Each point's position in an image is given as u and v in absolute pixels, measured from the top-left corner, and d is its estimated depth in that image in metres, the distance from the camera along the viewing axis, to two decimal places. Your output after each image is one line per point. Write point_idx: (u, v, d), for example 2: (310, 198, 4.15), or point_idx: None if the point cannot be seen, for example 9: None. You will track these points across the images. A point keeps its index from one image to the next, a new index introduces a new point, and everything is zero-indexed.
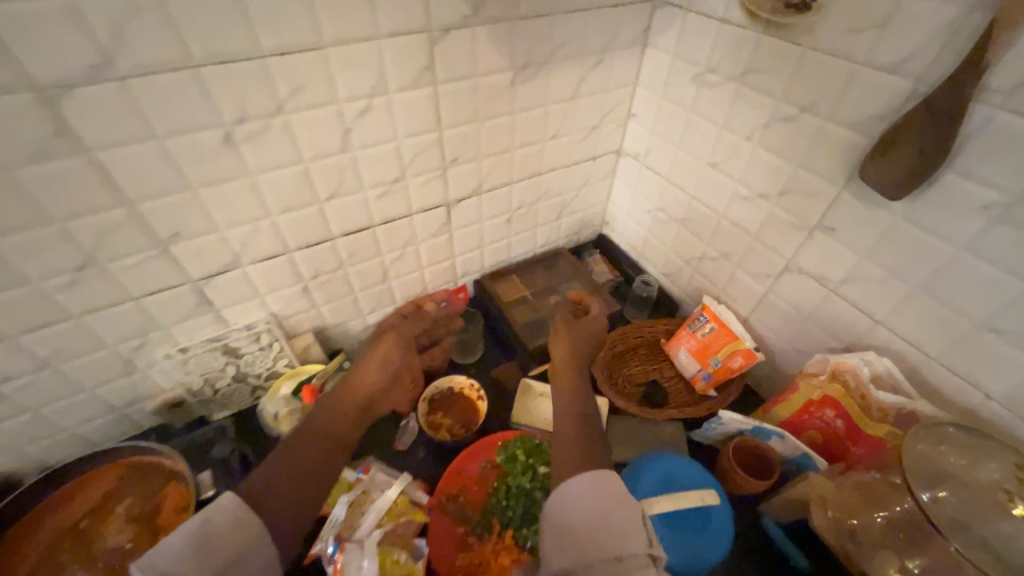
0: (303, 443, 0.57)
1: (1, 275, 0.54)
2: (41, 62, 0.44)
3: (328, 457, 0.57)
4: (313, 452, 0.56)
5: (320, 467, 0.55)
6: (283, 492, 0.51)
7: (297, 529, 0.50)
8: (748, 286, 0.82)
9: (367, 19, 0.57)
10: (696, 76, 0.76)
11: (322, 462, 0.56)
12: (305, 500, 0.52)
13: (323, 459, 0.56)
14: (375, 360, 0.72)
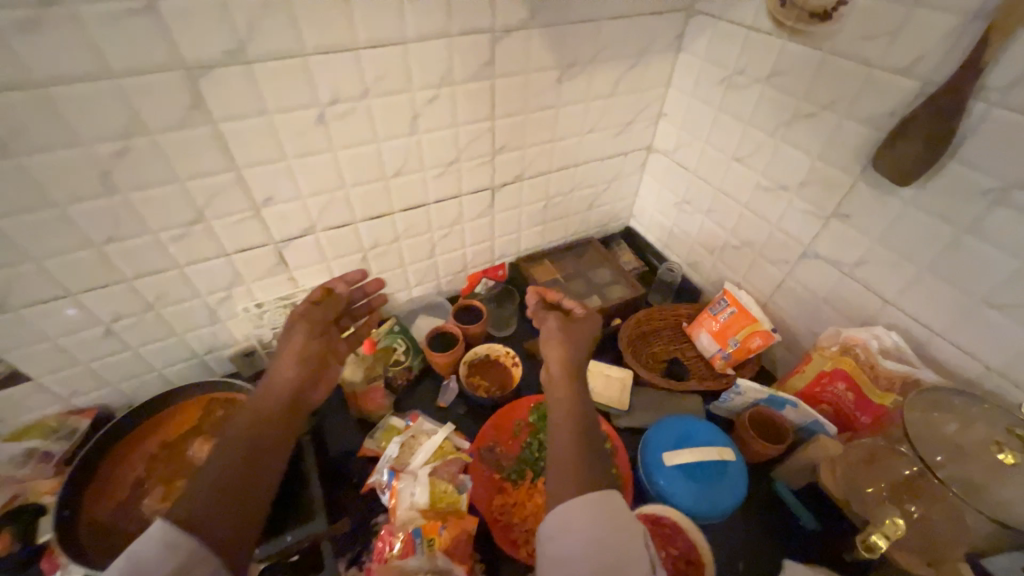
0: (228, 457, 0.47)
1: (132, 223, 0.65)
2: (192, 46, 0.55)
3: (256, 471, 0.48)
4: (241, 466, 0.47)
5: (253, 484, 0.47)
6: (213, 512, 0.43)
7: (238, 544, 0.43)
8: (768, 272, 0.89)
9: (443, 19, 0.67)
10: (724, 78, 0.84)
11: (250, 475, 0.47)
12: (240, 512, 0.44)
13: (253, 472, 0.48)
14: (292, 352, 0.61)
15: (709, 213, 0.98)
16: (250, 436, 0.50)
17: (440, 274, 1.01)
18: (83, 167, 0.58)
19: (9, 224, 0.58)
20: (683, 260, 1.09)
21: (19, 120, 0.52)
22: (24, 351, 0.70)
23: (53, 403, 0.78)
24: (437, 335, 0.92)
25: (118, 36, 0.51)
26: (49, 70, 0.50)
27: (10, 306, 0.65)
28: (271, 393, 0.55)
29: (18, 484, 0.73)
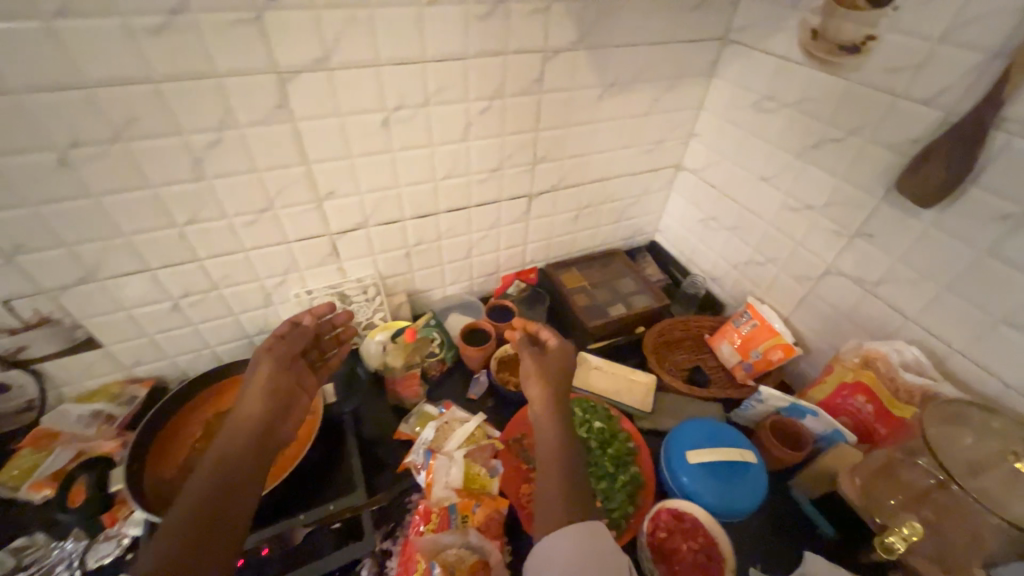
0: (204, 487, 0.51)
1: (211, 208, 0.71)
2: (285, 54, 0.62)
3: (226, 500, 0.50)
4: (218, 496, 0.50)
5: (225, 511, 0.49)
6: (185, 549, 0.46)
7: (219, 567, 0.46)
8: (791, 288, 0.93)
9: (502, 39, 0.74)
10: (755, 103, 0.90)
11: (221, 504, 0.50)
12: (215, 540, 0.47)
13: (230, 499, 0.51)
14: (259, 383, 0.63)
15: (734, 229, 1.02)
16: (217, 468, 0.52)
17: (474, 275, 1.07)
18: (179, 154, 0.64)
19: (109, 201, 0.65)
20: (707, 274, 1.13)
21: (134, 110, 0.59)
22: (101, 320, 0.76)
23: (117, 371, 0.84)
24: (470, 331, 0.97)
25: (226, 43, 0.58)
26: (166, 69, 0.58)
27: (96, 276, 0.71)
28: (237, 428, 0.56)
29: (81, 442, 0.77)
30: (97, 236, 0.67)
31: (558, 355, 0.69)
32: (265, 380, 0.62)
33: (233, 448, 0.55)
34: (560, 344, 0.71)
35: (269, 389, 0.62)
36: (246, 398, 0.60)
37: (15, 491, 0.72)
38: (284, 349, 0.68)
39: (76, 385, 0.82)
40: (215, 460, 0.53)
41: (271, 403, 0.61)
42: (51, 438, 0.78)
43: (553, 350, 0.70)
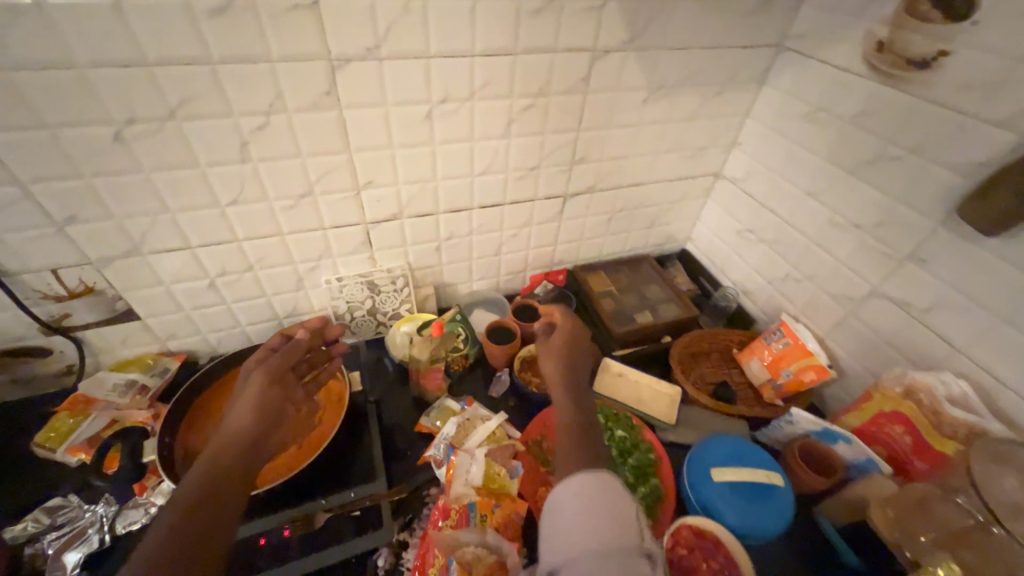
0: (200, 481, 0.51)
1: (253, 190, 0.72)
2: (337, 40, 0.62)
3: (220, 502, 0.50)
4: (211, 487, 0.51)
5: (218, 514, 0.48)
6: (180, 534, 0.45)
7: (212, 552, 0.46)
8: (829, 308, 0.89)
9: (552, 36, 0.72)
10: (807, 114, 0.86)
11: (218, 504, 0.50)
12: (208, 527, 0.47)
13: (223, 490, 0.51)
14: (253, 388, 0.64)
15: (773, 243, 0.99)
16: (210, 473, 0.52)
17: (501, 272, 1.06)
18: (226, 136, 0.65)
19: (157, 178, 0.66)
20: (739, 287, 1.10)
21: (189, 90, 0.60)
22: (141, 292, 0.78)
23: (152, 343, 0.86)
24: (495, 329, 0.96)
25: (281, 26, 0.58)
26: (222, 51, 0.58)
27: (140, 251, 0.73)
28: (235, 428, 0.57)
29: (115, 410, 0.80)
30: (143, 212, 0.69)
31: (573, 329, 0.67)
32: (260, 390, 0.62)
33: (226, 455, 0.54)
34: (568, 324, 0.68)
35: (263, 397, 0.61)
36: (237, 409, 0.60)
37: (50, 452, 0.75)
38: (279, 359, 0.68)
39: (113, 353, 0.85)
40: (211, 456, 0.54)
41: (266, 413, 0.60)
42: (86, 403, 0.79)
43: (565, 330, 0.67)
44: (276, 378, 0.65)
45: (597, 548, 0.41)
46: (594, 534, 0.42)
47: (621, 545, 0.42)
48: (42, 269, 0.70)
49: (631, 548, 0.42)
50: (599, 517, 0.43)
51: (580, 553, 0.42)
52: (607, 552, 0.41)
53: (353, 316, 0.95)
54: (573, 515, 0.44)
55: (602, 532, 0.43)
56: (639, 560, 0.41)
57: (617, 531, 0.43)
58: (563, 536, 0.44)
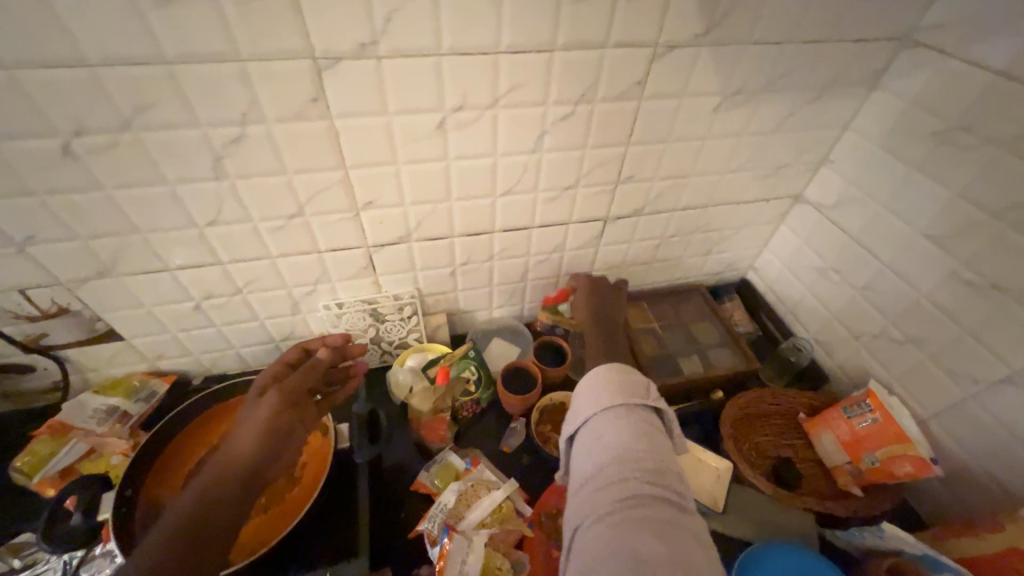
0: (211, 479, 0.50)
1: (234, 210, 0.62)
2: (322, 36, 0.49)
3: (222, 513, 0.48)
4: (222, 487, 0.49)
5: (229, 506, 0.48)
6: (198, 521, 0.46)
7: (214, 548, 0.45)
8: (939, 384, 0.70)
9: (602, 28, 0.56)
10: (936, 133, 0.66)
11: (221, 510, 0.48)
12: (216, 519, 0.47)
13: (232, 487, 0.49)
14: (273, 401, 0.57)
15: (867, 290, 0.79)
16: (231, 464, 0.51)
17: (525, 300, 0.92)
18: (197, 150, 0.54)
19: (122, 195, 0.56)
20: (814, 336, 0.91)
21: (147, 95, 0.49)
22: (122, 314, 0.70)
23: (141, 363, 0.79)
24: (513, 371, 0.83)
25: (251, 18, 0.46)
26: (179, 48, 0.47)
27: (114, 272, 0.65)
28: (249, 435, 0.53)
29: (94, 438, 0.73)
30: (111, 231, 0.60)
31: (591, 287, 0.84)
32: (273, 411, 0.56)
33: (229, 466, 0.50)
34: (586, 284, 0.85)
35: (276, 420, 0.55)
36: (241, 429, 0.54)
37: (26, 481, 0.69)
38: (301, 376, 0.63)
39: (100, 371, 0.78)
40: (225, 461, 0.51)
41: (272, 435, 0.54)
42: (65, 428, 0.73)
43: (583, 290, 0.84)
44: (294, 400, 0.59)
45: (609, 405, 0.51)
46: (607, 397, 0.52)
47: (628, 403, 0.51)
48: (10, 289, 0.63)
49: (638, 405, 0.51)
50: (611, 385, 0.53)
51: (594, 409, 0.51)
52: (617, 408, 0.51)
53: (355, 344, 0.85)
54: (591, 386, 0.54)
55: (614, 395, 0.52)
56: (643, 413, 0.51)
57: (627, 394, 0.52)
58: (581, 401, 0.54)
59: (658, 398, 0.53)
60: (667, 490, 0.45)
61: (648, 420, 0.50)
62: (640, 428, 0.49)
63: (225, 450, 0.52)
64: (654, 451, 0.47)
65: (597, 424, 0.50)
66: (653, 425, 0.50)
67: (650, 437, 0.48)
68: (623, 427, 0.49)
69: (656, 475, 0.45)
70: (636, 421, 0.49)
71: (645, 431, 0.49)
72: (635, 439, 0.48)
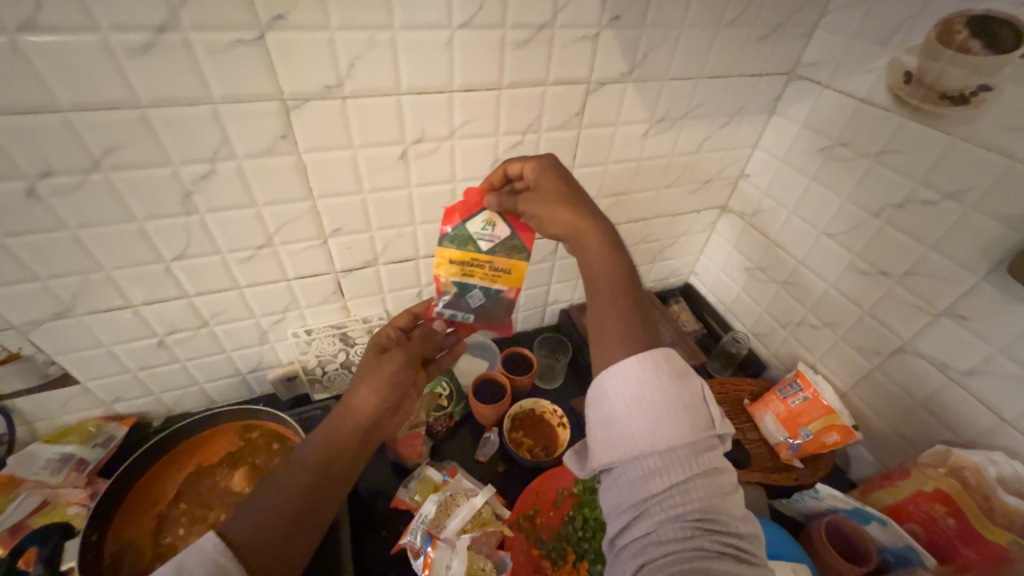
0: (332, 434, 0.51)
1: (203, 242, 0.63)
2: (292, 80, 0.54)
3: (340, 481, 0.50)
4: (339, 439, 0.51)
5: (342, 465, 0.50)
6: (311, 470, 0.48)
7: (320, 502, 0.47)
8: (852, 359, 0.81)
9: (543, 68, 0.64)
10: (824, 148, 0.79)
11: (336, 476, 0.49)
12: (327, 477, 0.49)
13: (347, 443, 0.51)
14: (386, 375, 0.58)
15: (787, 284, 0.90)
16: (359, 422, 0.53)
17: None
18: (166, 187, 0.57)
19: (86, 235, 0.57)
20: (750, 329, 1.01)
21: (117, 137, 0.51)
22: (78, 356, 0.69)
23: (96, 407, 0.77)
24: (483, 383, 0.87)
25: (223, 66, 0.50)
26: (152, 93, 0.50)
27: (73, 312, 0.64)
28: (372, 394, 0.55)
29: (47, 490, 0.69)
30: (74, 271, 0.60)
31: (550, 172, 0.58)
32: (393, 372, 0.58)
33: (348, 430, 0.52)
34: (550, 175, 0.58)
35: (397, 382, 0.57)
36: (359, 389, 0.56)
37: None
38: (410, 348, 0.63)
39: (51, 421, 0.75)
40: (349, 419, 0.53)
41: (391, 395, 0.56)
42: (13, 482, 0.69)
43: (546, 180, 0.58)
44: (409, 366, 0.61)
45: (675, 444, 0.42)
46: (671, 431, 0.43)
47: (698, 441, 0.42)
48: None
49: (705, 442, 0.43)
50: (679, 413, 0.43)
51: (654, 446, 0.42)
52: (684, 450, 0.42)
53: (325, 370, 0.86)
54: (647, 413, 0.44)
55: (680, 430, 0.43)
56: (711, 452, 0.43)
57: (695, 430, 0.43)
58: (633, 424, 0.44)
59: (724, 424, 0.45)
60: (727, 542, 0.40)
61: (716, 458, 0.43)
62: (705, 473, 0.42)
63: (343, 408, 0.54)
64: (721, 500, 0.42)
65: (655, 464, 0.42)
66: (720, 467, 0.43)
67: (718, 485, 0.42)
68: (688, 471, 0.42)
69: (716, 525, 0.41)
70: (703, 466, 0.42)
71: (712, 478, 0.42)
72: (703, 489, 0.41)
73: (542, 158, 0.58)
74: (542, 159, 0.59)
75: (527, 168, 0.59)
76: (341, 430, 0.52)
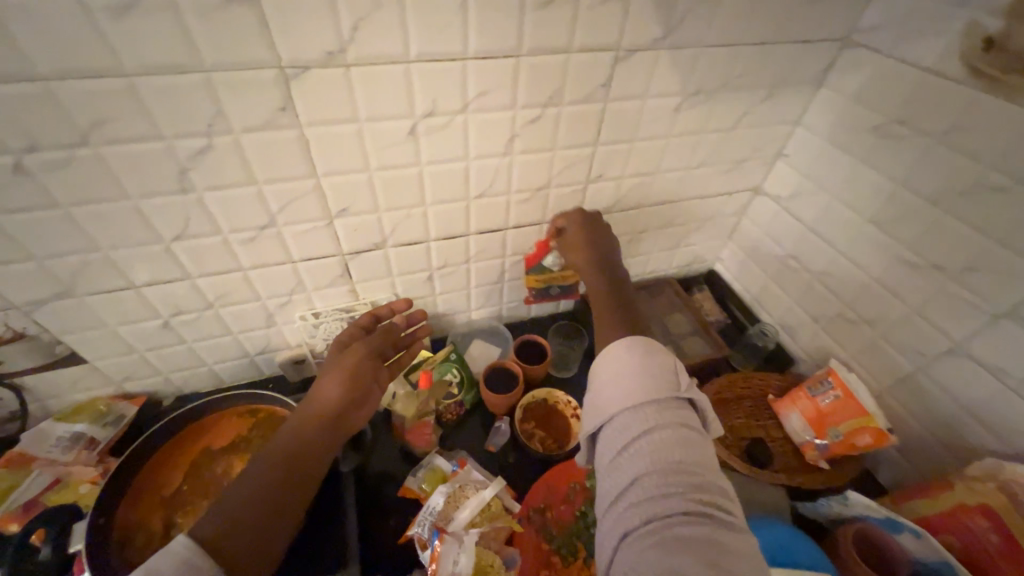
0: (310, 415, 0.54)
1: (203, 222, 0.60)
2: (289, 45, 0.49)
3: (310, 468, 0.52)
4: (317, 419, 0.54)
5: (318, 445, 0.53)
6: (289, 452, 0.51)
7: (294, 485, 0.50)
8: (892, 359, 0.75)
9: (566, 33, 0.58)
10: (877, 127, 0.71)
11: (310, 457, 0.52)
12: (303, 457, 0.51)
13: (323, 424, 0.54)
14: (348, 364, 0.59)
15: (823, 275, 0.84)
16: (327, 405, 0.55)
17: (503, 301, 0.93)
18: (160, 163, 0.53)
19: (81, 213, 0.54)
20: (779, 321, 0.95)
21: (103, 109, 0.48)
22: (82, 336, 0.67)
23: (106, 386, 0.76)
24: (495, 371, 0.83)
25: (212, 28, 0.46)
26: (138, 59, 0.46)
27: (73, 293, 0.62)
28: (341, 378, 0.58)
29: (59, 468, 0.70)
30: (71, 250, 0.58)
31: (581, 222, 0.75)
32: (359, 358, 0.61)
33: (317, 413, 0.54)
34: (576, 226, 0.74)
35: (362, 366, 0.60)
36: (327, 377, 0.58)
37: None
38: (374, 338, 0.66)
39: (61, 398, 0.75)
40: (317, 405, 0.55)
41: (356, 378, 0.58)
42: (24, 459, 0.70)
43: (575, 227, 0.75)
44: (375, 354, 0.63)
45: (642, 406, 0.48)
46: (637, 394, 0.49)
47: (663, 401, 0.48)
48: None
49: (671, 405, 0.48)
50: (639, 377, 0.50)
51: (625, 410, 0.49)
52: (651, 411, 0.48)
53: None
54: (618, 384, 0.51)
55: (647, 395, 0.49)
56: (680, 415, 0.48)
57: (661, 394, 0.49)
58: (609, 397, 0.51)
59: (689, 388, 0.50)
60: (706, 503, 0.43)
61: (684, 420, 0.48)
62: (676, 437, 0.46)
63: (314, 391, 0.56)
64: (695, 461, 0.45)
65: (625, 424, 0.48)
66: (689, 428, 0.47)
67: (690, 447, 0.46)
68: (658, 431, 0.46)
69: (694, 486, 0.44)
70: (670, 424, 0.47)
71: (681, 437, 0.46)
72: (674, 450, 0.45)
73: (578, 210, 0.76)
74: (573, 212, 0.77)
75: (563, 221, 0.77)
76: (313, 411, 0.54)
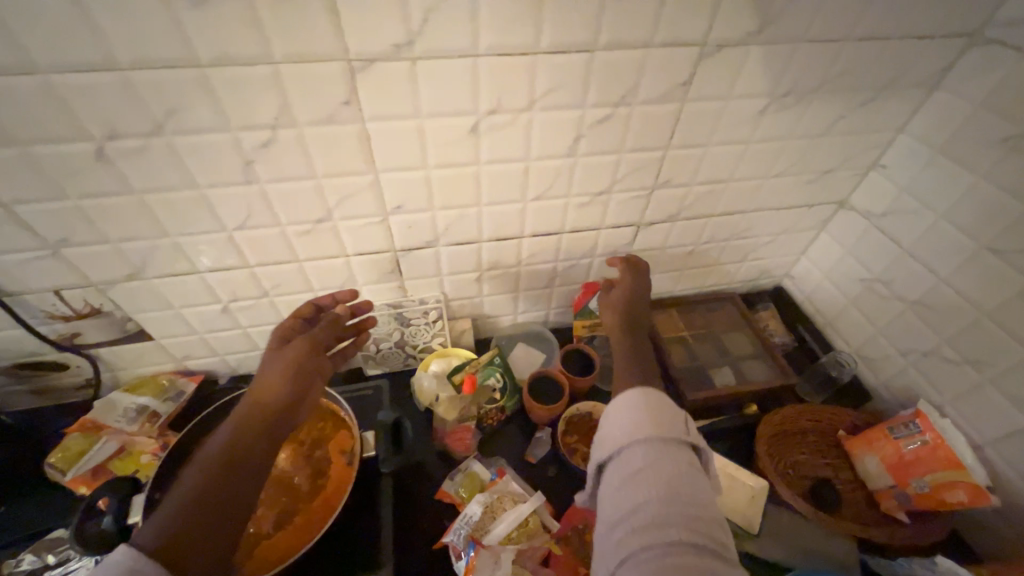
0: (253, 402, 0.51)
1: (264, 213, 0.61)
2: (357, 37, 0.47)
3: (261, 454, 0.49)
4: (265, 408, 0.52)
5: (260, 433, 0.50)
6: (235, 438, 0.48)
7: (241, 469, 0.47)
8: (999, 408, 0.65)
9: (647, 26, 0.53)
10: (1008, 139, 0.61)
11: (255, 444, 0.49)
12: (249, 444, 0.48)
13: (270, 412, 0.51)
14: (290, 359, 0.56)
15: (918, 305, 0.74)
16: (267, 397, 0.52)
17: (551, 306, 0.89)
18: (227, 155, 0.54)
19: (153, 199, 0.56)
20: (857, 350, 0.86)
21: (176, 100, 0.48)
22: (150, 314, 0.70)
23: (169, 362, 0.80)
24: (539, 379, 0.80)
25: (283, 18, 0.45)
26: (213, 51, 0.45)
27: (143, 274, 0.65)
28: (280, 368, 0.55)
29: (124, 437, 0.73)
30: (143, 235, 0.60)
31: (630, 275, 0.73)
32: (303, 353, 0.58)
33: (259, 404, 0.51)
34: (627, 278, 0.72)
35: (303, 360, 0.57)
36: (262, 379, 0.54)
37: (60, 476, 0.70)
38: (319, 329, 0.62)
39: (130, 370, 0.79)
40: (256, 396, 0.52)
41: (297, 372, 0.56)
42: (97, 427, 0.74)
43: (628, 278, 0.72)
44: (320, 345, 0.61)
45: (647, 439, 0.49)
46: (641, 427, 0.50)
47: (670, 438, 0.49)
48: (45, 289, 0.64)
49: (675, 443, 0.49)
50: (648, 413, 0.51)
51: (630, 442, 0.49)
52: (656, 445, 0.49)
53: (379, 347, 0.83)
54: (625, 418, 0.52)
55: (651, 429, 0.50)
56: (683, 453, 0.49)
57: (668, 430, 0.50)
58: (615, 426, 0.52)
59: (697, 435, 0.51)
60: (706, 538, 0.43)
61: (688, 460, 0.49)
62: (680, 474, 0.47)
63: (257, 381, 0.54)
64: (698, 500, 0.45)
65: (629, 457, 0.49)
66: (692, 466, 0.48)
67: (692, 484, 0.46)
68: (661, 464, 0.47)
69: (695, 522, 0.44)
70: (672, 460, 0.47)
71: (683, 472, 0.47)
72: (674, 485, 0.46)
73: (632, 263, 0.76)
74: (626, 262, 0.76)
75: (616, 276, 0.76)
76: (256, 401, 0.52)
